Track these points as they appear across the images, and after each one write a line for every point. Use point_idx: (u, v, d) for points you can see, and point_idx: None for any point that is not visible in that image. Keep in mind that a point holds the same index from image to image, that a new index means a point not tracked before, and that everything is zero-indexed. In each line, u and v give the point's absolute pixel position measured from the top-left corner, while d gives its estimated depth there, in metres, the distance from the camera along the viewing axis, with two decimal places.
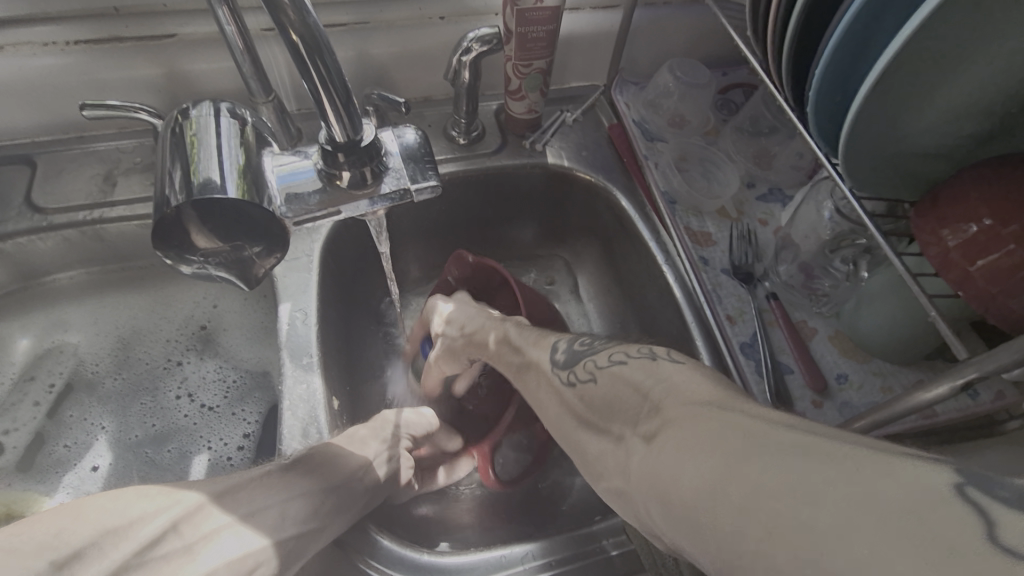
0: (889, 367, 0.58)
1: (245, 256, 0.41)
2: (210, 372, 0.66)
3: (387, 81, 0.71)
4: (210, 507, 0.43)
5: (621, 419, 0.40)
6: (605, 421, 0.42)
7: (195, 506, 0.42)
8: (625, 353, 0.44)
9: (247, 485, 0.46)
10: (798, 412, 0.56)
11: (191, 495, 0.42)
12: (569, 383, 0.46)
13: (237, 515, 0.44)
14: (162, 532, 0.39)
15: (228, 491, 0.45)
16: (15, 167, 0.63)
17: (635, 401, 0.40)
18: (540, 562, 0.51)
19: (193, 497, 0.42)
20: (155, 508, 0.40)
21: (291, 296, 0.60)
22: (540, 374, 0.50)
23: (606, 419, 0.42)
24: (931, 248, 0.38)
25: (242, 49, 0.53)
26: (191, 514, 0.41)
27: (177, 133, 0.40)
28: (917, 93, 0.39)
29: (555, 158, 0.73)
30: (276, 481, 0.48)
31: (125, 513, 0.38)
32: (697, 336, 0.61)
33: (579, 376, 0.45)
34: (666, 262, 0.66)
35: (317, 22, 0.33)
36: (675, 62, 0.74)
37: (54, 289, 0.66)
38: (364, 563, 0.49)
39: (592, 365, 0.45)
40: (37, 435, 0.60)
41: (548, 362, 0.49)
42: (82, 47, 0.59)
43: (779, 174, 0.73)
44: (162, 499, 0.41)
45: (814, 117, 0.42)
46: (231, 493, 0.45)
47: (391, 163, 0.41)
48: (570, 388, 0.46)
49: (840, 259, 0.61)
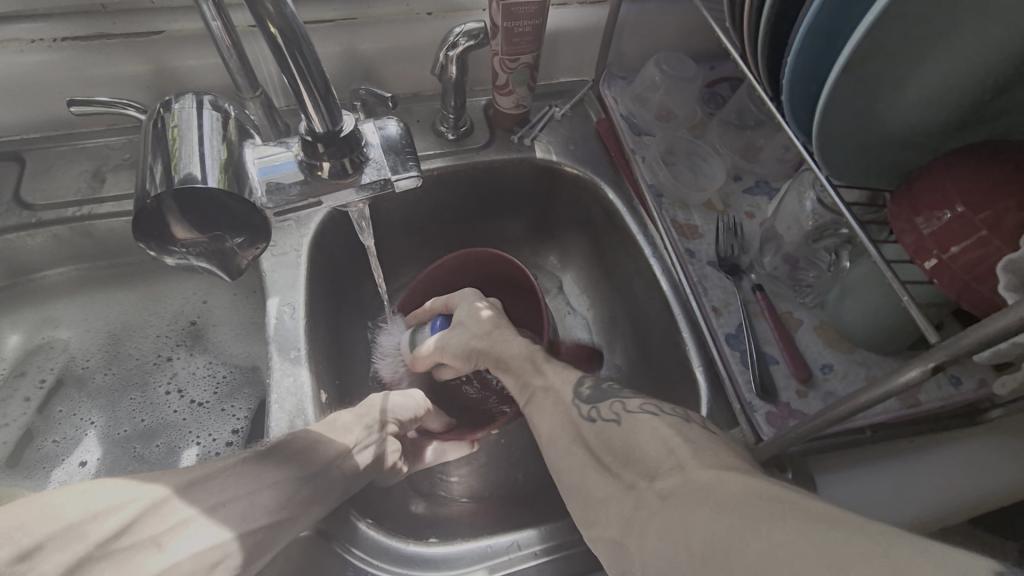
0: (873, 357, 0.58)
1: (226, 247, 0.42)
2: (200, 367, 0.66)
3: (375, 77, 0.71)
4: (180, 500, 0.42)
5: (635, 468, 0.42)
6: (620, 462, 0.44)
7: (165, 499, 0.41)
8: (657, 407, 0.48)
9: (220, 475, 0.45)
10: (782, 402, 0.56)
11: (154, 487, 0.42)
12: (589, 417, 0.49)
13: (210, 508, 0.43)
14: (125, 522, 0.39)
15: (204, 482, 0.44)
16: (3, 164, 0.63)
17: None
18: (526, 552, 0.51)
19: (159, 490, 0.42)
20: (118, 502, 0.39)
21: (279, 290, 0.60)
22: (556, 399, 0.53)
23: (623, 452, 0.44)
24: (907, 235, 0.38)
25: (227, 43, 0.53)
26: (156, 507, 0.41)
27: (159, 126, 0.41)
28: (889, 83, 0.40)
29: (543, 153, 0.73)
30: (248, 471, 0.47)
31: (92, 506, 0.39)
32: (683, 327, 0.62)
33: (602, 414, 0.49)
34: (653, 254, 0.67)
35: (295, 14, 0.33)
36: (662, 56, 0.75)
37: (44, 286, 0.66)
38: (349, 553, 0.49)
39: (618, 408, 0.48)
40: (26, 431, 0.60)
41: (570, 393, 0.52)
42: (69, 44, 0.59)
43: (765, 167, 0.73)
44: (130, 492, 0.40)
45: (789, 106, 0.42)
46: (200, 484, 0.44)
47: (372, 155, 0.42)
48: (589, 423, 0.49)
49: (823, 249, 0.61)
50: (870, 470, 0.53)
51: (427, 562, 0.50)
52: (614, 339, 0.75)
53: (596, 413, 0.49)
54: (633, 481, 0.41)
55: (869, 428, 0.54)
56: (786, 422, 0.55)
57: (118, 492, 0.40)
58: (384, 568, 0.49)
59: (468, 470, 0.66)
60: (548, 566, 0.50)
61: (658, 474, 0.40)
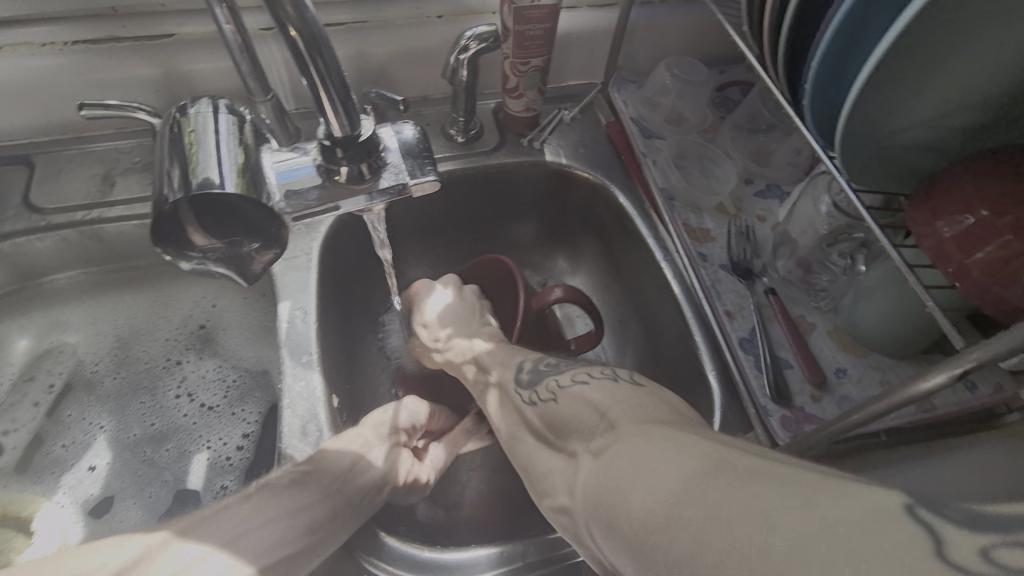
0: (888, 361, 0.58)
1: (242, 252, 0.41)
2: (209, 371, 0.66)
3: (385, 80, 0.71)
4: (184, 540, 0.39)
5: (575, 436, 0.41)
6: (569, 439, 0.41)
7: (167, 540, 0.39)
8: (588, 374, 0.46)
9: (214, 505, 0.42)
10: (797, 406, 0.56)
11: (153, 534, 0.39)
12: (530, 402, 0.48)
13: (226, 542, 0.40)
14: (122, 571, 0.36)
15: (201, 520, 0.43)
16: (13, 167, 0.63)
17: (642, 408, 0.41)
18: (540, 558, 0.51)
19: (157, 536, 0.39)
20: (110, 559, 0.37)
21: (291, 295, 0.60)
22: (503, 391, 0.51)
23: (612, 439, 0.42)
24: (927, 239, 0.38)
25: (240, 47, 0.52)
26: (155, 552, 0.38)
27: (175, 131, 0.40)
28: (913, 86, 0.39)
29: (554, 157, 0.73)
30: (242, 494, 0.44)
31: (84, 568, 0.36)
32: (697, 332, 0.61)
33: (541, 395, 0.47)
34: (665, 258, 0.66)
35: (315, 18, 0.33)
36: (673, 61, 0.75)
37: (53, 289, 0.66)
38: (364, 560, 0.49)
39: (554, 386, 0.46)
40: (36, 436, 0.60)
41: (511, 380, 0.51)
42: (80, 47, 0.59)
43: (776, 170, 0.73)
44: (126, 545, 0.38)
45: (811, 111, 0.42)
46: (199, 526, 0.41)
47: (390, 159, 0.41)
48: (531, 407, 0.47)
49: (838, 253, 0.61)
50: (886, 475, 0.53)
51: (441, 569, 0.49)
52: (624, 343, 0.74)
53: (535, 396, 0.47)
54: (575, 450, 0.40)
55: (884, 433, 0.55)
56: (801, 427, 0.54)
57: (110, 551, 0.37)
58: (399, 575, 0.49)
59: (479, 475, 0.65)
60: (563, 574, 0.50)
61: (598, 440, 0.38)
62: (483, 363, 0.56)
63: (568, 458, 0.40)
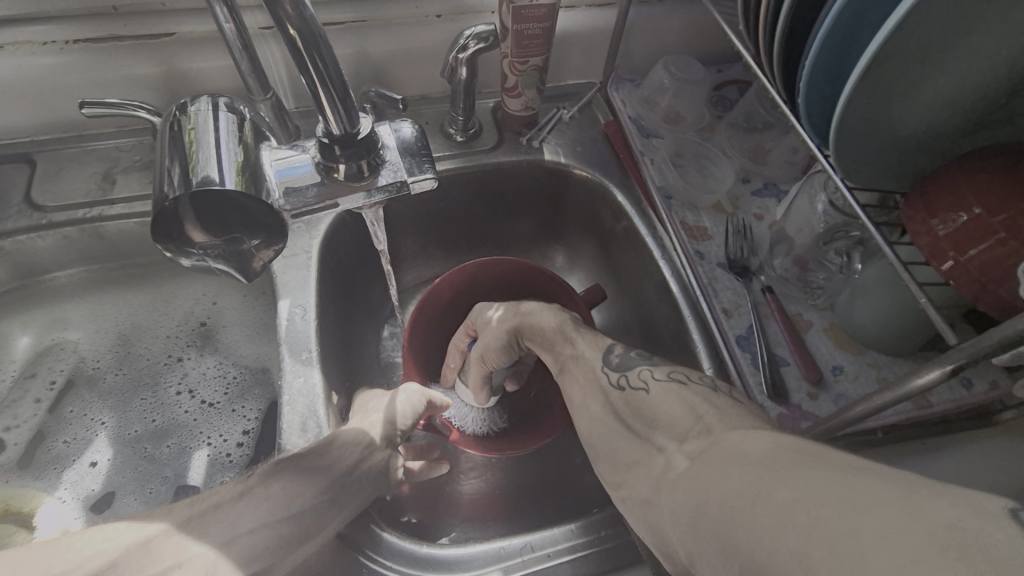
0: (883, 358, 0.58)
1: (242, 250, 0.42)
2: (210, 368, 0.66)
3: (384, 79, 0.71)
4: (181, 535, 0.42)
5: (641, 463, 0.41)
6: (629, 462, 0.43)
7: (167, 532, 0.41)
8: (685, 374, 0.45)
9: None
10: (794, 404, 0.56)
11: (149, 527, 0.41)
12: (618, 385, 0.47)
13: (220, 542, 0.43)
14: (121, 559, 0.38)
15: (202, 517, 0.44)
16: (14, 166, 0.63)
17: None
18: (540, 553, 0.51)
19: (154, 528, 0.41)
20: (101, 548, 0.38)
21: (290, 292, 0.60)
22: (582, 371, 0.51)
23: (628, 459, 0.43)
24: (923, 237, 0.38)
25: (240, 46, 0.53)
26: (151, 544, 0.40)
27: (176, 129, 0.41)
28: (907, 85, 0.39)
29: (552, 155, 0.73)
30: None
31: (81, 554, 0.37)
32: (694, 329, 0.62)
33: (632, 381, 0.46)
34: (662, 256, 0.66)
35: (314, 17, 0.33)
36: (671, 59, 0.75)
37: (54, 287, 0.66)
38: (361, 554, 0.49)
39: (646, 375, 0.46)
40: (37, 432, 0.60)
41: (598, 360, 0.50)
42: (81, 47, 0.59)
43: (774, 169, 0.73)
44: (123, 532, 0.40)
45: (805, 109, 0.43)
46: (199, 519, 0.43)
47: (388, 157, 0.42)
48: (619, 391, 0.46)
49: (835, 252, 0.61)
50: None
51: (442, 564, 0.50)
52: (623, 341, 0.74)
53: (625, 380, 0.47)
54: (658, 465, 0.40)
55: (880, 430, 0.55)
56: (798, 424, 0.55)
57: (100, 541, 0.39)
58: (399, 570, 0.49)
59: (478, 472, 0.65)
60: (561, 569, 0.50)
61: (685, 438, 0.38)
62: (568, 335, 0.54)
63: (634, 483, 0.41)
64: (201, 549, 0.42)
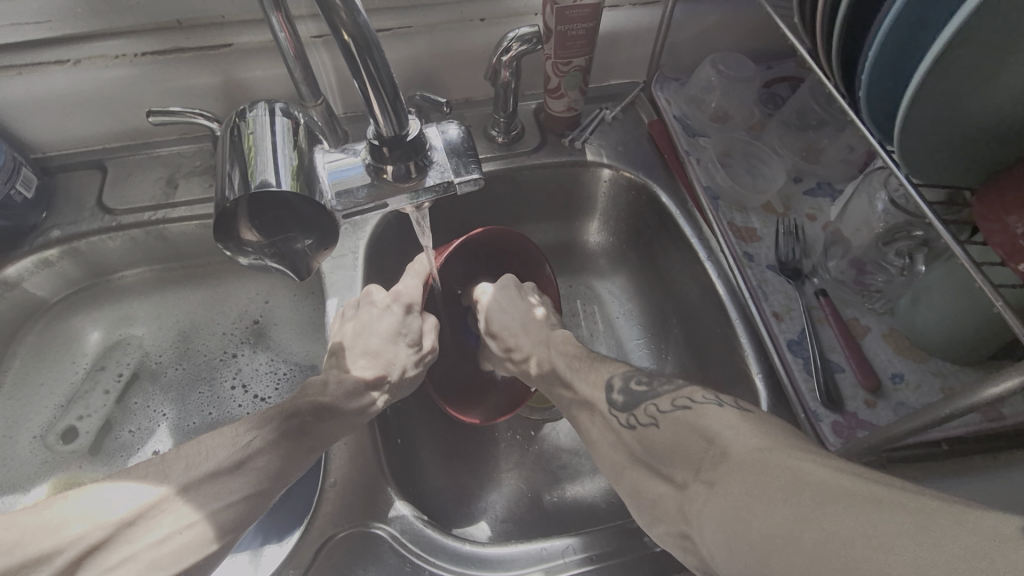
0: (949, 367, 0.56)
1: (295, 248, 0.43)
2: (262, 365, 0.69)
3: (431, 83, 0.72)
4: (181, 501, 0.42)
5: (682, 462, 0.41)
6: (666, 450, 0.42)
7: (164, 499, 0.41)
8: (689, 396, 0.45)
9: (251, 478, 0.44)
10: (850, 412, 0.54)
11: (150, 491, 0.41)
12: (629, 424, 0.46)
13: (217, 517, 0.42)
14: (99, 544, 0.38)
15: (201, 485, 0.43)
16: (87, 172, 0.68)
17: (698, 447, 0.40)
18: (581, 557, 0.50)
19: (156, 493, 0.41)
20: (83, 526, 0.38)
21: (337, 292, 0.62)
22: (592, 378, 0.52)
23: (671, 450, 0.41)
24: (996, 235, 0.36)
25: (293, 55, 0.55)
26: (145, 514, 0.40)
27: (235, 134, 0.43)
28: (977, 77, 0.37)
29: (594, 156, 0.72)
30: None
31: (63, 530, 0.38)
32: (741, 333, 0.60)
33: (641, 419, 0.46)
34: (709, 258, 0.65)
35: (367, 22, 0.34)
36: (718, 57, 0.73)
37: (121, 286, 0.71)
38: (406, 550, 0.50)
39: (653, 410, 0.45)
40: (106, 421, 0.64)
41: (603, 400, 0.49)
42: (148, 59, 0.62)
43: (828, 168, 0.71)
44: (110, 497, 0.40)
45: (867, 104, 0.41)
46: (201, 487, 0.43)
47: (435, 158, 0.42)
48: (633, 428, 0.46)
49: (895, 253, 0.58)
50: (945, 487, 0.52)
51: (483, 562, 0.50)
52: (666, 345, 0.73)
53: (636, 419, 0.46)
54: (684, 480, 0.40)
55: (946, 442, 0.54)
56: (853, 432, 0.53)
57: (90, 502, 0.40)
58: (441, 566, 0.49)
59: (516, 475, 0.65)
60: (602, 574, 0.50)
61: (700, 466, 0.39)
62: (574, 365, 0.55)
63: (678, 487, 0.40)
64: (197, 517, 0.42)
